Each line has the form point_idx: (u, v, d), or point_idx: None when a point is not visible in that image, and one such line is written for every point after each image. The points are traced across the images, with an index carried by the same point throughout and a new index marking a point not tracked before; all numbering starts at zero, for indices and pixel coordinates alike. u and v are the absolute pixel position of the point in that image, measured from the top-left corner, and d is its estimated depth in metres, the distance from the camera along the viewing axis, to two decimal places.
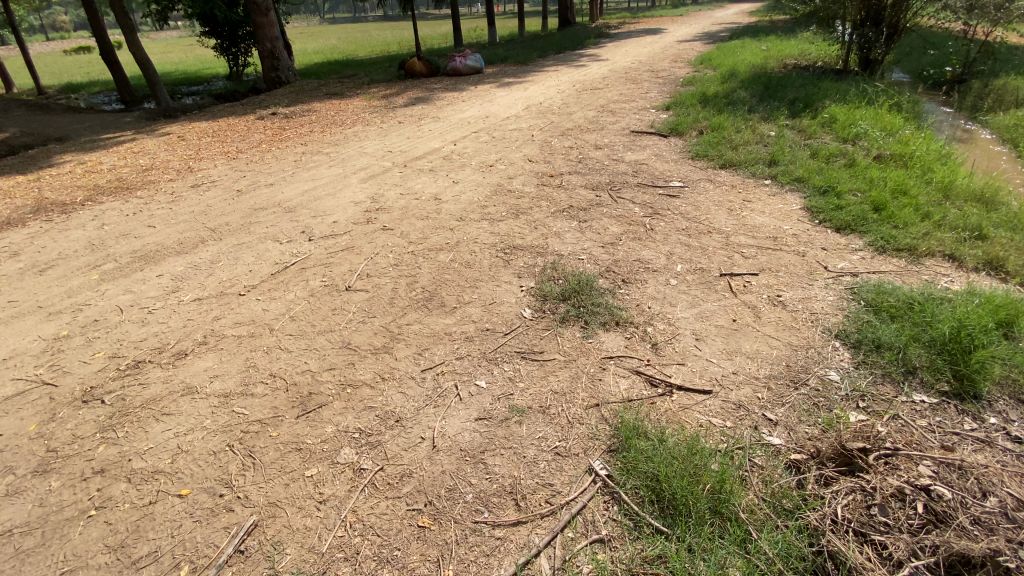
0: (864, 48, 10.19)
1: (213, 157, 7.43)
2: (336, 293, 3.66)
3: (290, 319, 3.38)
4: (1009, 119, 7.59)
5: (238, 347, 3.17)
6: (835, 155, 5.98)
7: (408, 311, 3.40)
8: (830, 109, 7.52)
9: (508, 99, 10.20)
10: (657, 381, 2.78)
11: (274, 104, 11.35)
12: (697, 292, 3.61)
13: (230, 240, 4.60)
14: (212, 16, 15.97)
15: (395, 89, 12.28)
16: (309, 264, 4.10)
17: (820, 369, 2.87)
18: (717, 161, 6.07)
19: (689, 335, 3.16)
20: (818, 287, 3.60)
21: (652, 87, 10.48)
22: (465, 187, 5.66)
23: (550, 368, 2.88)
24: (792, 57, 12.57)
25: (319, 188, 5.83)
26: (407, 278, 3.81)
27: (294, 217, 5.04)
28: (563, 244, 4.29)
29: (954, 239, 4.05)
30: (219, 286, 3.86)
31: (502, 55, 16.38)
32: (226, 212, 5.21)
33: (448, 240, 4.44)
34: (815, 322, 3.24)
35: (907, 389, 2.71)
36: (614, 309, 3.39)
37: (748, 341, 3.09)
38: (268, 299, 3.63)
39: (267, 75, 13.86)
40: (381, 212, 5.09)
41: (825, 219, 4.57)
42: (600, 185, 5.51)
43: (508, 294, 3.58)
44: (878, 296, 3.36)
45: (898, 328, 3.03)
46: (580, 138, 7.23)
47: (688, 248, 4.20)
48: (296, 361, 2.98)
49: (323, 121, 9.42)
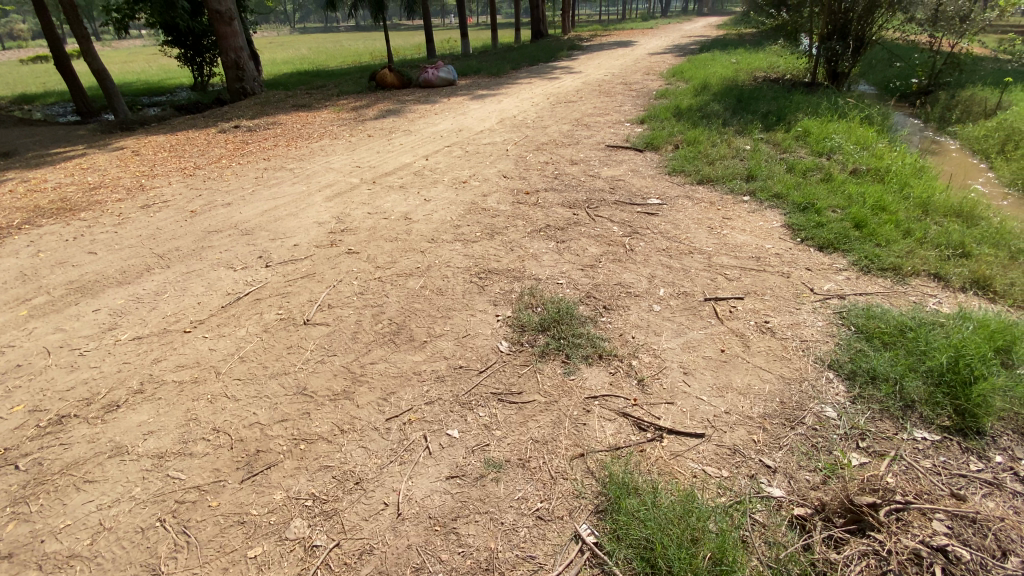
0: (832, 61, 10.36)
1: (168, 174, 6.99)
2: (292, 327, 3.34)
3: (239, 361, 3.06)
4: (978, 130, 7.71)
5: (177, 396, 2.84)
6: (811, 169, 5.94)
7: (372, 347, 3.10)
8: (803, 122, 7.55)
9: (481, 112, 10.01)
10: (646, 425, 2.55)
11: (238, 116, 10.91)
12: (682, 319, 3.42)
13: (179, 268, 4.23)
14: (174, 26, 15.39)
15: (365, 102, 11.96)
16: (265, 294, 3.77)
17: (815, 405, 2.69)
18: (694, 177, 5.96)
19: (676, 369, 2.95)
20: (805, 312, 3.45)
21: (626, 100, 10.44)
22: (437, 205, 5.40)
23: (530, 411, 2.62)
24: (761, 70, 12.77)
25: (281, 207, 5.49)
26: (372, 308, 3.52)
27: (251, 240, 4.69)
28: (540, 267, 4.06)
29: (938, 257, 3.98)
30: (162, 323, 3.50)
31: (476, 67, 16.24)
32: (177, 236, 4.83)
33: (418, 264, 4.17)
34: (805, 351, 3.07)
35: (907, 426, 2.55)
36: (596, 340, 3.16)
37: (739, 375, 2.90)
38: (216, 338, 3.30)
39: (231, 86, 13.36)
40: (346, 233, 4.78)
41: (806, 237, 4.47)
42: (577, 203, 5.32)
43: (482, 325, 3.32)
44: (868, 321, 3.22)
45: (891, 357, 2.89)
46: (555, 153, 7.06)
47: (670, 271, 4.02)
48: (242, 412, 2.69)
49: (288, 135, 9.05)
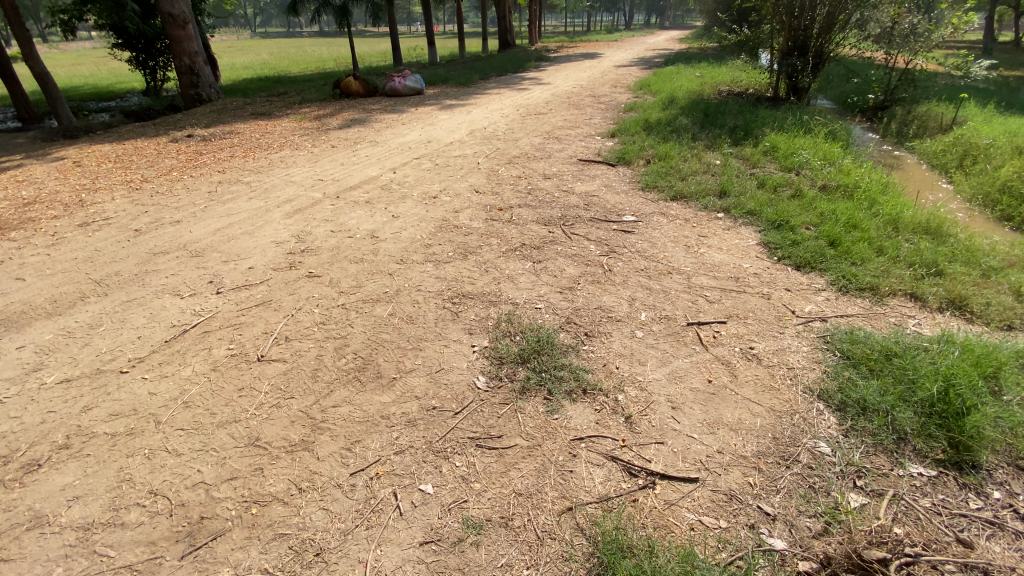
0: (792, 76, 10.64)
1: (112, 188, 6.47)
2: (245, 366, 3.03)
3: (183, 407, 2.74)
4: (935, 145, 8.00)
5: (109, 452, 2.50)
6: (781, 186, 5.98)
7: (335, 387, 2.82)
8: (770, 137, 7.65)
9: (450, 123, 9.80)
10: (637, 471, 2.37)
11: (192, 124, 10.33)
12: (666, 346, 3.27)
13: (119, 296, 3.83)
14: (124, 28, 14.59)
15: (329, 110, 11.55)
16: (215, 325, 3.43)
17: (808, 440, 2.57)
18: (668, 193, 5.90)
19: (663, 403, 2.79)
20: (789, 336, 3.37)
21: (595, 112, 10.43)
22: (406, 222, 5.13)
23: (511, 458, 2.41)
24: (725, 84, 13.04)
25: (236, 225, 5.11)
26: (335, 341, 3.23)
27: (201, 263, 4.31)
28: (517, 290, 3.86)
29: (912, 276, 4.00)
30: (96, 361, 3.12)
31: (444, 76, 16.03)
32: (117, 259, 4.40)
33: (386, 288, 3.89)
34: (794, 380, 2.97)
35: (902, 460, 2.45)
36: (579, 373, 2.97)
37: (728, 409, 2.76)
38: (157, 379, 2.95)
39: (186, 92, 12.70)
40: (307, 254, 4.46)
41: (783, 256, 4.44)
42: (552, 220, 5.15)
43: (457, 358, 3.08)
44: (853, 346, 3.16)
45: (881, 386, 2.81)
46: (527, 166, 6.91)
47: (650, 293, 3.88)
48: (184, 471, 2.38)
49: (246, 145, 8.59)
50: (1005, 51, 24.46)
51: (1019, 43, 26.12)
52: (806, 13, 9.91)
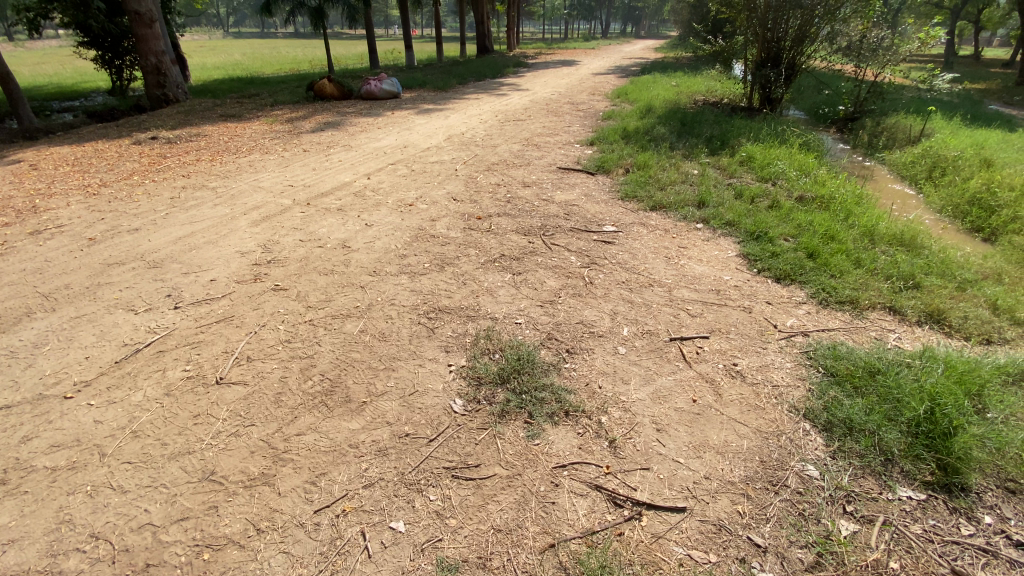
0: (766, 87, 10.82)
1: (68, 193, 6.08)
2: (202, 390, 2.80)
3: (131, 437, 2.49)
4: (905, 157, 8.20)
5: (46, 490, 2.23)
6: (759, 196, 5.99)
7: (300, 414, 2.64)
8: (746, 147, 7.72)
9: (427, 128, 9.62)
10: (622, 500, 2.26)
11: (157, 126, 9.90)
12: (649, 363, 3.17)
13: (67, 310, 3.54)
14: (87, 25, 13.98)
15: (302, 113, 11.23)
16: (171, 344, 3.19)
17: (796, 462, 2.50)
18: (647, 203, 5.85)
19: (647, 425, 2.68)
20: (772, 352, 3.31)
21: (574, 120, 10.41)
22: (380, 231, 4.94)
23: (489, 490, 2.27)
24: (700, 94, 13.20)
25: (199, 234, 4.83)
26: (301, 361, 3.04)
27: (160, 275, 4.05)
28: (495, 304, 3.72)
29: (890, 289, 4.02)
30: (35, 384, 2.84)
31: (421, 80, 15.83)
32: (68, 271, 4.08)
33: (357, 302, 3.71)
34: (779, 399, 2.90)
35: (891, 483, 2.40)
36: (559, 393, 2.84)
37: (714, 430, 2.67)
38: (104, 406, 2.69)
39: (151, 92, 12.18)
40: (273, 265, 4.24)
41: (763, 268, 4.41)
42: (531, 230, 5.04)
43: (432, 379, 2.92)
44: (836, 363, 3.13)
45: (866, 405, 2.77)
46: (506, 174, 6.79)
47: (632, 306, 3.79)
48: (129, 511, 2.15)
49: (214, 148, 8.25)
50: (963, 65, 25.54)
51: (976, 57, 27.24)
52: (779, 25, 10.08)
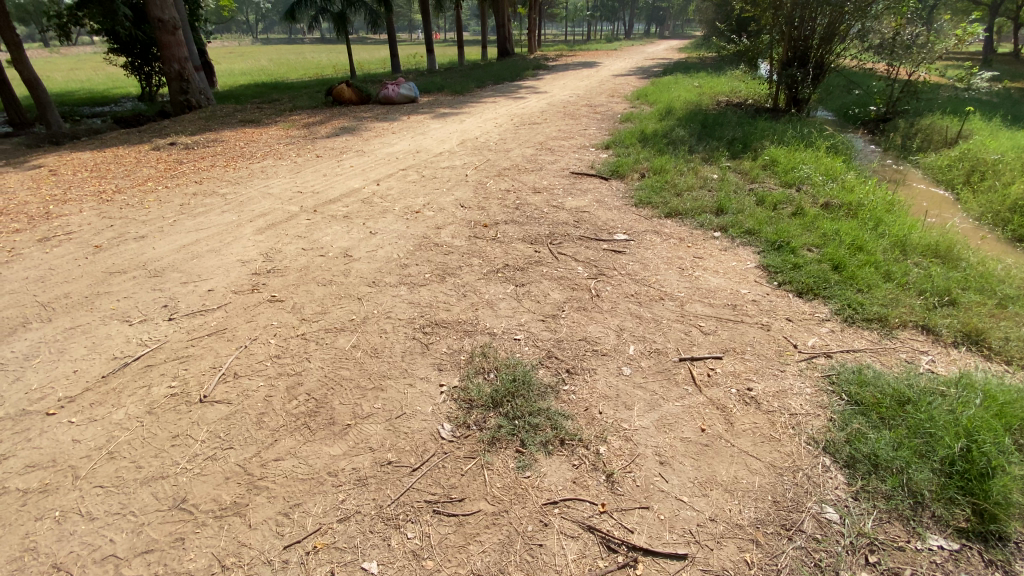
0: (792, 87, 10.40)
1: (82, 199, 6.16)
2: (185, 408, 2.71)
3: (106, 459, 2.40)
4: (940, 160, 7.76)
5: (15, 515, 2.14)
6: (782, 203, 5.69)
7: (280, 438, 2.51)
8: (769, 150, 7.39)
9: (442, 132, 9.53)
10: (616, 544, 2.07)
11: (178, 132, 10.06)
12: (655, 386, 2.95)
13: (64, 321, 3.52)
14: (117, 32, 14.38)
15: (319, 118, 11.29)
16: (160, 359, 3.11)
17: (813, 504, 2.26)
18: (662, 210, 5.60)
19: (650, 457, 2.47)
20: (791, 376, 3.06)
21: (590, 123, 10.19)
22: (383, 240, 4.83)
23: (473, 528, 2.11)
24: (724, 94, 12.82)
25: (203, 242, 4.80)
26: (288, 379, 2.92)
27: (159, 284, 4.02)
28: (495, 318, 3.55)
29: (923, 306, 3.72)
30: (20, 399, 2.78)
31: (439, 84, 15.78)
32: (70, 280, 4.07)
33: (353, 315, 3.59)
34: (796, 429, 2.66)
35: (920, 531, 2.15)
36: (555, 419, 2.65)
37: (723, 464, 2.44)
38: (84, 424, 2.61)
39: (175, 98, 12.45)
40: (273, 275, 4.17)
41: (783, 281, 4.13)
42: (539, 238, 4.86)
43: (421, 401, 2.76)
44: (860, 389, 2.87)
45: (894, 439, 2.51)
46: (517, 179, 6.63)
47: (640, 322, 3.57)
48: (94, 540, 2.04)
49: (229, 153, 8.32)
50: (1005, 62, 24.42)
51: (1018, 54, 26.02)
52: (807, 23, 9.68)
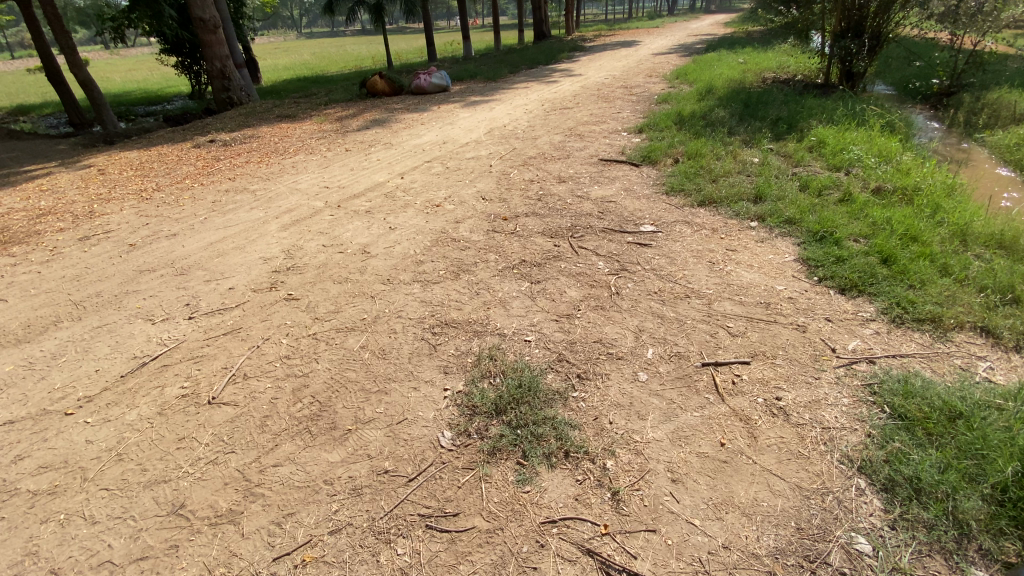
0: (846, 60, 9.61)
1: (124, 198, 6.44)
2: (193, 410, 2.74)
3: (114, 461, 2.48)
4: (1011, 138, 7.02)
5: (23, 517, 2.24)
6: (828, 188, 5.25)
7: (281, 443, 2.50)
8: (817, 130, 6.85)
9: (470, 121, 9.40)
10: (615, 571, 1.92)
11: (218, 129, 10.38)
12: (673, 394, 2.75)
13: (92, 320, 3.66)
14: (165, 33, 14.97)
15: (352, 111, 11.37)
16: (175, 359, 3.17)
17: (841, 533, 2.03)
18: (695, 198, 5.28)
19: (661, 473, 2.29)
20: (827, 384, 2.78)
21: (624, 105, 9.77)
22: (402, 235, 4.77)
23: (464, 547, 2.01)
24: (771, 71, 12.02)
25: (229, 239, 4.89)
26: (295, 381, 2.90)
27: (183, 282, 4.12)
28: (507, 318, 3.42)
29: (983, 304, 3.33)
30: (44, 399, 2.91)
31: (472, 71, 15.60)
32: (102, 278, 4.25)
33: (365, 313, 3.54)
34: (828, 446, 2.41)
35: (965, 567, 1.90)
36: (561, 429, 2.50)
37: (743, 485, 2.24)
38: (98, 425, 2.70)
39: (218, 95, 12.87)
40: (291, 272, 4.18)
41: (824, 276, 3.78)
42: (559, 231, 4.68)
43: (424, 406, 2.68)
44: (905, 402, 2.57)
45: (941, 461, 2.24)
46: (542, 168, 6.44)
47: (662, 322, 3.35)
48: (94, 545, 2.10)
49: (263, 149, 8.51)
50: None
51: None
52: None
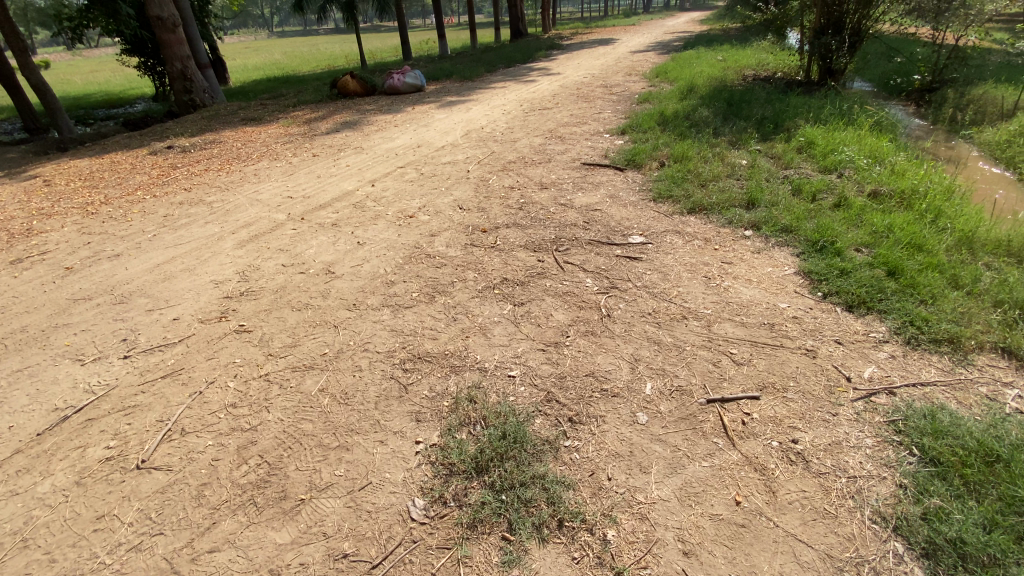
0: (826, 57, 9.47)
1: (69, 212, 5.89)
2: (118, 478, 2.32)
3: (15, 550, 2.04)
4: (999, 135, 6.91)
5: None
6: (822, 192, 5.01)
7: (220, 520, 2.09)
8: (804, 130, 6.63)
9: (446, 123, 9.00)
10: None
11: (178, 133, 9.78)
12: (677, 439, 2.42)
13: (12, 361, 3.19)
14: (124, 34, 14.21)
15: (321, 113, 10.86)
16: (103, 410, 2.73)
17: None
18: (685, 204, 4.98)
19: (670, 545, 1.96)
20: (846, 422, 2.49)
21: (605, 105, 9.48)
22: (371, 252, 4.37)
23: None
24: (751, 68, 11.87)
25: (179, 260, 4.42)
26: (241, 436, 2.49)
27: (123, 312, 3.65)
28: (488, 349, 3.06)
29: (1000, 321, 3.10)
30: None
31: (448, 69, 15.15)
32: (30, 310, 3.75)
33: (327, 347, 3.14)
34: (857, 501, 2.11)
35: None
36: (552, 491, 2.15)
37: (765, 556, 1.92)
38: (2, 500, 2.26)
39: (180, 98, 12.18)
40: (245, 298, 3.75)
41: (829, 291, 3.51)
42: (543, 244, 4.33)
43: (392, 465, 2.31)
44: (936, 443, 2.29)
45: (985, 518, 1.97)
46: (522, 173, 6.10)
47: (659, 350, 3.02)
48: None
49: (225, 155, 7.97)
50: None
51: None
52: None
